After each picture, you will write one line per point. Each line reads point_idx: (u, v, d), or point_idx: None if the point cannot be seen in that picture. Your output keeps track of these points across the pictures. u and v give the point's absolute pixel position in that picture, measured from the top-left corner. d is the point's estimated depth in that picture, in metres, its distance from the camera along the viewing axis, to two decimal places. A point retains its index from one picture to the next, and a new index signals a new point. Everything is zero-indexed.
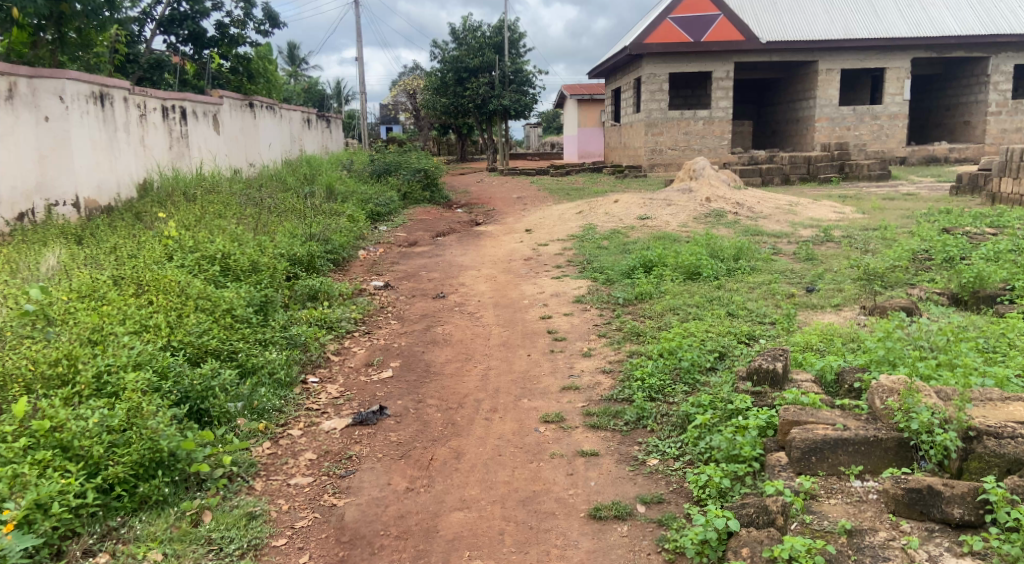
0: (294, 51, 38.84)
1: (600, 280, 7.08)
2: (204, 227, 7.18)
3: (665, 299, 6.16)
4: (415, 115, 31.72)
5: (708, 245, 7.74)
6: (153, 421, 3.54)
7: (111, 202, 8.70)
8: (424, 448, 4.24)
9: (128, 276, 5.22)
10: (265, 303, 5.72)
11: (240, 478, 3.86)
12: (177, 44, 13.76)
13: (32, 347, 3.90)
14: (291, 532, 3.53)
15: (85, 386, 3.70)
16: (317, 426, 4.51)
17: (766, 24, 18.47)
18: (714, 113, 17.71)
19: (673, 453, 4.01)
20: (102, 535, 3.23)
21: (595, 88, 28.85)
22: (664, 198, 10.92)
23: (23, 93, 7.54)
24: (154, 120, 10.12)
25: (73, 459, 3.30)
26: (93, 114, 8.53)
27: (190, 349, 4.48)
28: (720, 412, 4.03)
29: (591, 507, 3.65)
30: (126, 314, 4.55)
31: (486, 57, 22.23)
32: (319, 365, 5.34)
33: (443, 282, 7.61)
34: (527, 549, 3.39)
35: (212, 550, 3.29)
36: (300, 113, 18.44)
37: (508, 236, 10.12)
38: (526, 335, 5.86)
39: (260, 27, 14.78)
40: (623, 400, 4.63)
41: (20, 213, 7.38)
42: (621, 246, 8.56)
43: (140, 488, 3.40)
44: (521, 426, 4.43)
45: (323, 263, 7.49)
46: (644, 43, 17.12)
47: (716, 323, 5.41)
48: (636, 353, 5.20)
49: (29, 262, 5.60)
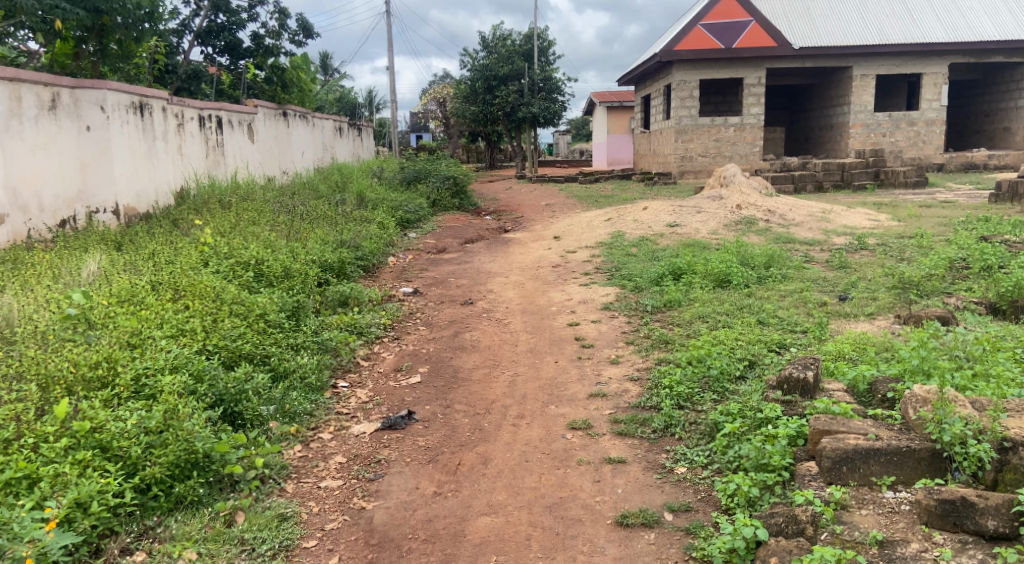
0: (327, 61, 39.27)
1: (628, 287, 7.07)
2: (239, 235, 7.31)
3: (694, 307, 6.13)
4: (445, 123, 31.96)
5: (739, 252, 7.68)
6: (189, 423, 3.62)
7: (149, 209, 8.92)
8: (452, 453, 4.28)
9: (166, 281, 5.34)
10: (297, 309, 5.81)
11: (273, 480, 3.93)
12: (214, 56, 14.05)
13: (73, 350, 3.99)
14: (321, 534, 3.58)
15: (125, 388, 3.79)
16: (347, 429, 4.58)
17: (799, 29, 18.31)
18: (745, 119, 17.61)
19: (701, 461, 3.98)
20: (138, 534, 3.31)
21: (625, 96, 28.83)
22: (694, 206, 10.87)
23: (65, 103, 7.73)
24: (191, 130, 10.35)
25: (112, 459, 3.38)
26: (133, 123, 8.75)
27: (225, 353, 4.59)
28: (749, 421, 4.02)
29: (618, 514, 3.65)
30: (164, 318, 4.65)
31: (515, 65, 22.34)
32: (349, 370, 5.42)
33: (471, 289, 7.65)
34: (554, 555, 3.40)
35: (245, 550, 3.36)
36: (332, 122, 18.72)
37: (537, 244, 10.14)
38: (553, 342, 5.88)
39: (295, 38, 15.03)
40: (651, 408, 4.62)
41: (62, 220, 7.57)
42: (650, 253, 8.52)
43: (175, 489, 3.48)
44: (548, 432, 4.45)
45: (353, 270, 7.57)
46: (674, 50, 17.04)
47: (746, 332, 5.37)
48: (664, 361, 5.18)
49: (71, 267, 5.72)
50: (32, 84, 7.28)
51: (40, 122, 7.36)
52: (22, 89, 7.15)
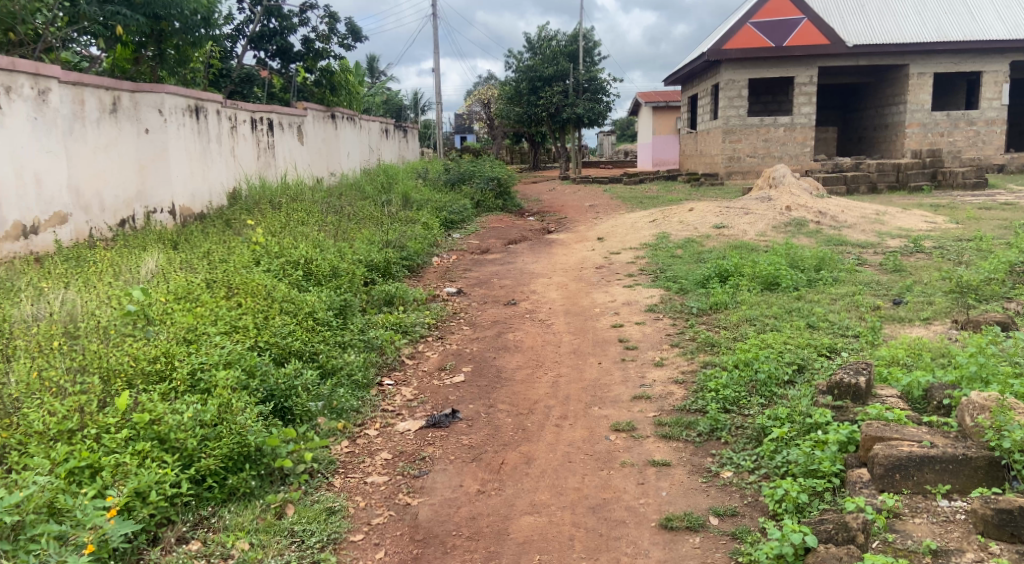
0: (373, 63, 39.67)
1: (673, 289, 7.02)
2: (289, 234, 7.48)
3: (741, 310, 6.06)
4: (489, 124, 32.06)
5: (788, 255, 7.56)
6: (242, 417, 3.73)
7: (202, 209, 9.19)
8: (495, 452, 4.31)
9: (220, 279, 5.50)
10: (345, 307, 5.92)
11: (321, 474, 4.02)
12: (266, 60, 14.34)
13: (132, 344, 4.12)
14: (368, 528, 3.64)
15: (182, 382, 3.90)
16: (392, 426, 4.65)
17: (853, 26, 17.90)
18: (796, 119, 17.29)
19: (747, 466, 3.93)
20: (194, 523, 3.41)
21: (671, 96, 28.54)
22: (742, 207, 10.71)
23: (126, 107, 7.98)
24: (243, 132, 10.61)
25: (169, 450, 3.47)
26: (189, 126, 9.02)
27: (276, 350, 4.71)
28: (798, 426, 3.97)
29: (662, 517, 3.64)
30: (218, 314, 4.78)
31: (560, 65, 22.30)
32: (394, 368, 5.50)
33: (514, 289, 7.67)
34: (597, 556, 3.41)
35: (295, 542, 3.44)
36: (378, 123, 18.99)
37: (581, 244, 10.12)
38: (597, 344, 5.87)
39: (343, 42, 15.27)
40: (697, 411, 4.58)
41: (121, 219, 7.83)
42: (695, 255, 8.43)
43: (229, 480, 3.58)
44: (591, 433, 4.45)
45: (398, 269, 7.66)
46: (723, 49, 16.83)
47: (795, 335, 5.29)
48: (710, 364, 5.13)
49: (131, 265, 5.92)
50: (94, 87, 7.53)
51: (101, 125, 7.62)
52: (85, 93, 7.39)
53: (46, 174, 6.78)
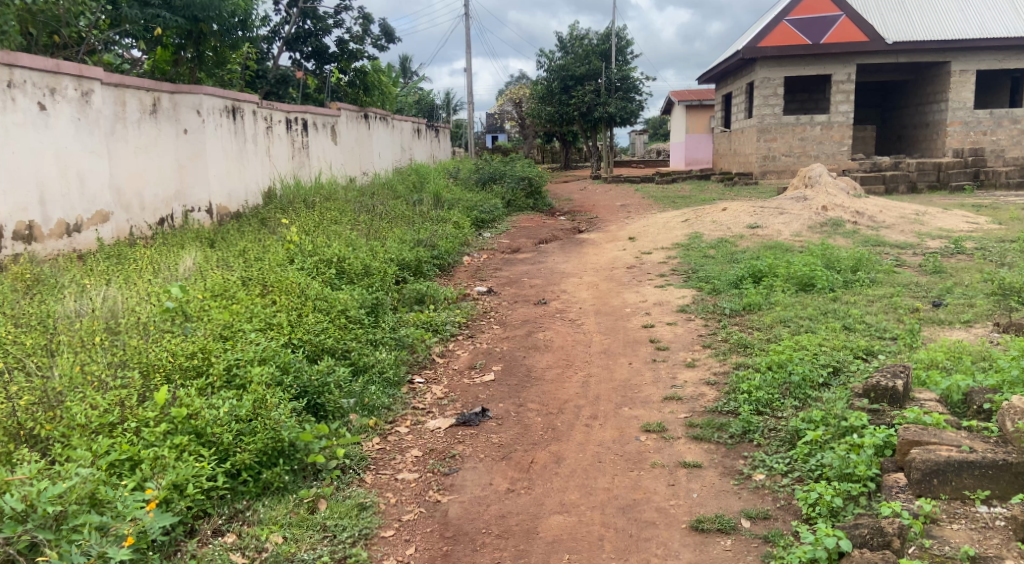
0: (406, 63, 39.94)
1: (705, 289, 6.96)
2: (322, 233, 7.59)
3: (775, 311, 5.98)
4: (520, 124, 32.08)
5: (824, 255, 7.45)
6: (276, 412, 3.79)
7: (239, 208, 9.36)
8: (524, 451, 4.32)
9: (255, 277, 5.59)
10: (376, 305, 5.98)
11: (353, 470, 4.07)
12: (301, 61, 14.53)
13: (171, 340, 4.20)
14: (398, 524, 3.68)
15: (218, 377, 3.97)
16: (423, 424, 4.69)
17: (892, 23, 17.56)
18: (833, 117, 17.00)
19: (780, 468, 3.89)
20: (229, 516, 3.47)
21: (704, 94, 28.29)
22: (776, 206, 10.57)
23: (165, 108, 8.16)
24: (279, 132, 10.77)
25: (206, 444, 3.53)
26: (226, 126, 9.18)
27: (309, 347, 4.78)
28: (832, 429, 3.92)
29: (693, 519, 3.61)
30: (253, 311, 4.87)
31: (593, 65, 22.22)
32: (425, 366, 5.54)
33: (545, 289, 7.68)
34: (627, 556, 3.40)
35: (326, 536, 3.49)
36: (410, 124, 19.10)
37: (611, 244, 10.08)
38: (628, 344, 5.84)
39: (377, 42, 15.40)
40: (729, 412, 4.54)
41: (161, 218, 8.01)
42: (728, 255, 8.35)
43: (263, 475, 3.64)
44: (622, 434, 4.44)
45: (429, 268, 7.71)
46: (758, 47, 16.65)
47: (831, 337, 5.21)
48: (743, 365, 5.08)
49: (169, 263, 6.05)
50: (135, 89, 7.70)
51: (141, 126, 7.79)
52: (126, 94, 7.56)
53: (90, 173, 6.95)
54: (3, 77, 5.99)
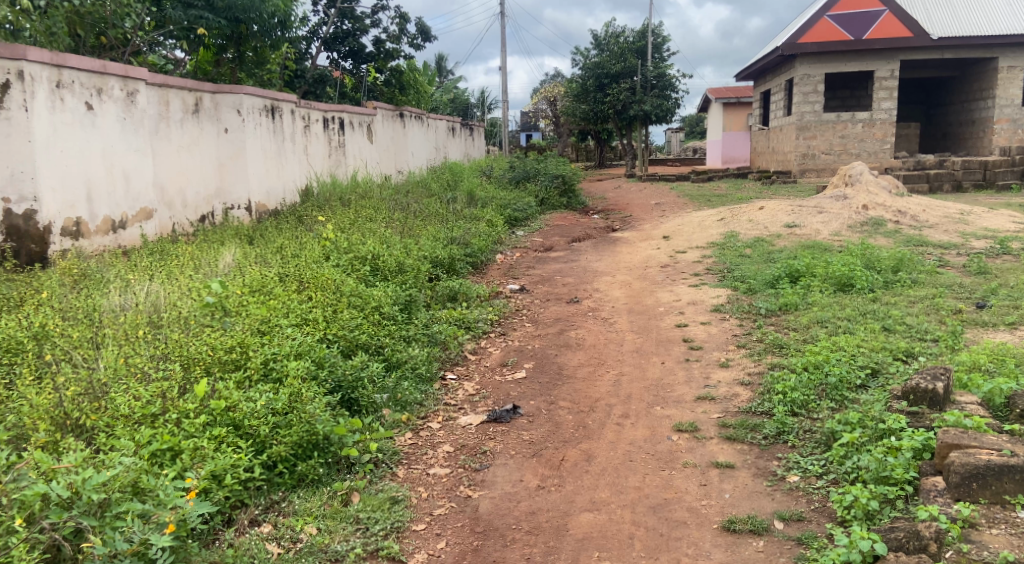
0: (442, 62, 40.12)
1: (741, 289, 6.90)
2: (357, 230, 7.69)
3: (812, 311, 5.91)
4: (555, 122, 32.02)
5: (864, 255, 7.33)
6: (311, 406, 3.86)
7: (277, 206, 9.52)
8: (555, 448, 4.34)
9: (292, 273, 5.70)
10: (410, 302, 6.04)
11: (385, 464, 4.13)
12: (338, 61, 14.72)
13: (211, 334, 4.29)
14: (430, 519, 3.73)
15: (256, 371, 4.07)
16: (454, 420, 4.73)
17: (938, 18, 17.15)
18: (875, 114, 16.67)
19: (815, 470, 3.85)
20: (265, 507, 3.56)
21: (742, 91, 27.96)
22: (815, 205, 10.43)
23: (207, 108, 8.33)
24: (316, 131, 10.92)
25: (244, 436, 3.62)
26: (265, 125, 9.35)
27: (343, 342, 4.85)
28: (869, 431, 3.87)
29: (725, 519, 3.60)
30: (289, 307, 4.96)
31: (628, 62, 22.09)
32: (457, 363, 5.58)
33: (577, 287, 7.69)
34: (657, 555, 3.40)
35: (359, 528, 3.55)
36: (445, 122, 19.21)
37: (645, 243, 10.04)
38: (660, 343, 5.82)
39: (413, 41, 15.52)
40: (763, 413, 4.51)
41: (202, 215, 8.20)
42: (765, 254, 8.26)
43: (298, 467, 3.72)
44: (653, 433, 4.43)
45: (462, 266, 7.76)
46: (797, 43, 16.42)
47: (869, 338, 5.13)
48: (778, 366, 5.03)
49: (210, 259, 6.19)
50: (178, 89, 7.88)
51: (184, 125, 7.97)
52: (170, 94, 7.74)
53: (134, 172, 7.14)
54: (53, 78, 6.17)
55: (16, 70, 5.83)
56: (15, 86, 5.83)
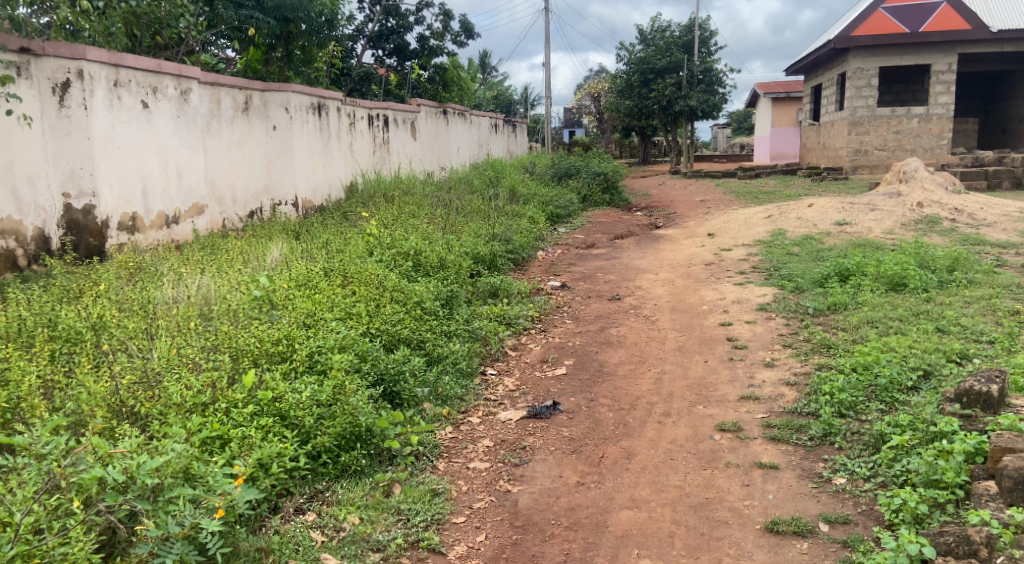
0: (486, 59, 40.20)
1: (788, 288, 6.79)
2: (400, 226, 7.78)
3: (862, 311, 5.78)
4: (599, 118, 31.84)
5: (917, 253, 7.14)
6: (354, 398, 3.94)
7: (323, 201, 9.69)
8: (595, 445, 4.33)
9: (337, 268, 5.80)
10: (451, 297, 6.10)
11: (426, 457, 4.18)
12: (383, 58, 14.88)
13: (259, 327, 4.39)
14: (469, 511, 3.76)
15: (301, 362, 4.16)
16: (494, 415, 4.76)
17: (998, 10, 16.58)
18: (931, 109, 16.19)
19: (863, 473, 3.77)
20: (310, 496, 3.64)
21: (792, 86, 27.44)
22: (867, 202, 10.19)
23: (256, 105, 8.52)
24: (361, 128, 11.07)
25: (289, 426, 3.70)
26: (313, 123, 9.52)
27: (386, 336, 4.92)
28: (920, 434, 3.78)
29: (768, 520, 3.55)
30: (334, 301, 5.05)
31: (674, 57, 21.83)
32: (497, 358, 5.61)
33: (619, 284, 7.65)
34: (698, 554, 3.37)
35: (400, 519, 3.61)
36: (488, 118, 19.26)
37: (689, 240, 9.95)
38: (704, 342, 5.76)
39: (457, 38, 15.59)
40: (809, 414, 4.44)
41: (251, 211, 8.40)
42: (814, 253, 8.12)
43: (341, 457, 3.80)
44: (695, 432, 4.39)
45: (504, 263, 7.80)
46: (850, 36, 16.03)
47: (922, 340, 5.00)
48: (826, 366, 4.93)
49: (258, 254, 6.34)
50: (229, 87, 8.06)
51: (235, 123, 8.17)
52: (221, 92, 7.93)
53: (187, 168, 7.34)
54: (110, 77, 6.38)
55: (76, 69, 6.05)
56: (75, 85, 6.05)
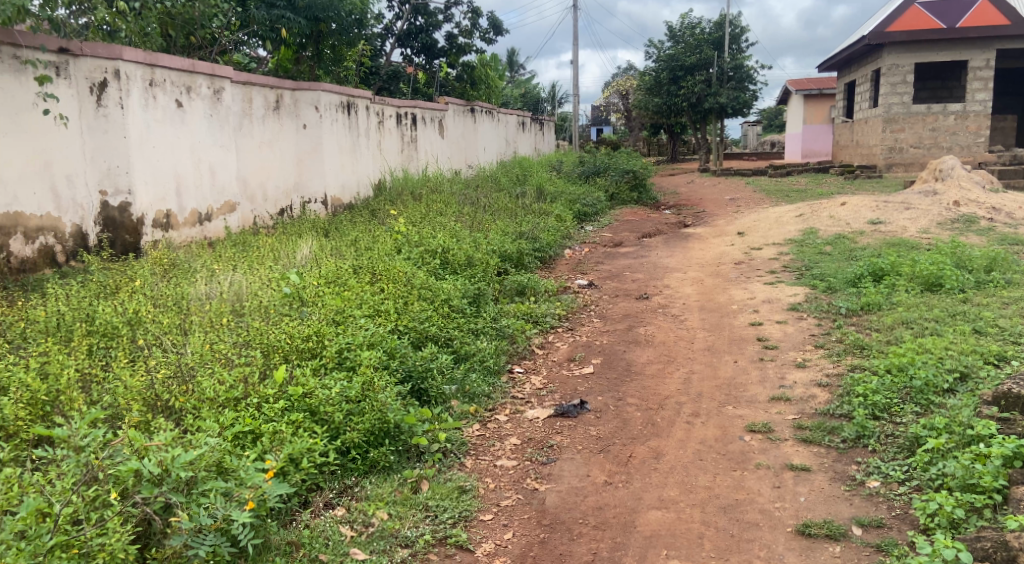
0: (514, 57, 40.16)
1: (819, 288, 6.69)
2: (428, 224, 7.81)
3: (897, 312, 5.69)
4: (627, 116, 31.68)
5: (954, 253, 7.00)
6: (383, 395, 3.96)
7: (352, 199, 9.76)
8: (623, 445, 4.31)
9: (366, 266, 5.84)
10: (478, 295, 6.10)
11: (454, 454, 4.19)
12: (411, 56, 14.94)
13: (289, 323, 4.44)
14: (497, 509, 3.77)
15: (331, 359, 4.19)
16: (522, 413, 4.76)
17: None
18: (968, 106, 15.87)
19: (897, 476, 3.71)
20: (339, 491, 3.66)
21: (824, 83, 27.05)
22: (902, 201, 10.02)
23: (287, 104, 8.61)
24: (389, 126, 11.14)
25: (319, 422, 3.73)
26: (342, 121, 9.59)
27: (414, 334, 4.94)
28: (956, 437, 3.71)
29: (799, 523, 3.51)
30: (363, 298, 5.09)
31: (704, 54, 21.62)
32: (524, 357, 5.61)
33: (647, 283, 7.61)
34: (728, 556, 3.34)
35: (428, 516, 3.62)
36: (515, 116, 19.28)
37: (719, 239, 9.86)
38: (733, 341, 5.71)
39: (485, 36, 15.61)
40: (842, 416, 4.37)
41: (282, 208, 8.49)
42: (846, 252, 8.00)
43: (370, 454, 3.82)
44: (725, 433, 4.35)
45: (531, 261, 7.79)
46: (885, 32, 15.76)
47: (959, 341, 4.90)
48: (859, 368, 4.86)
49: (288, 251, 6.41)
50: (261, 86, 8.16)
51: (266, 122, 8.26)
52: (253, 91, 8.03)
53: (219, 166, 7.43)
54: (146, 76, 6.48)
55: (113, 70, 6.16)
56: (111, 84, 6.16)
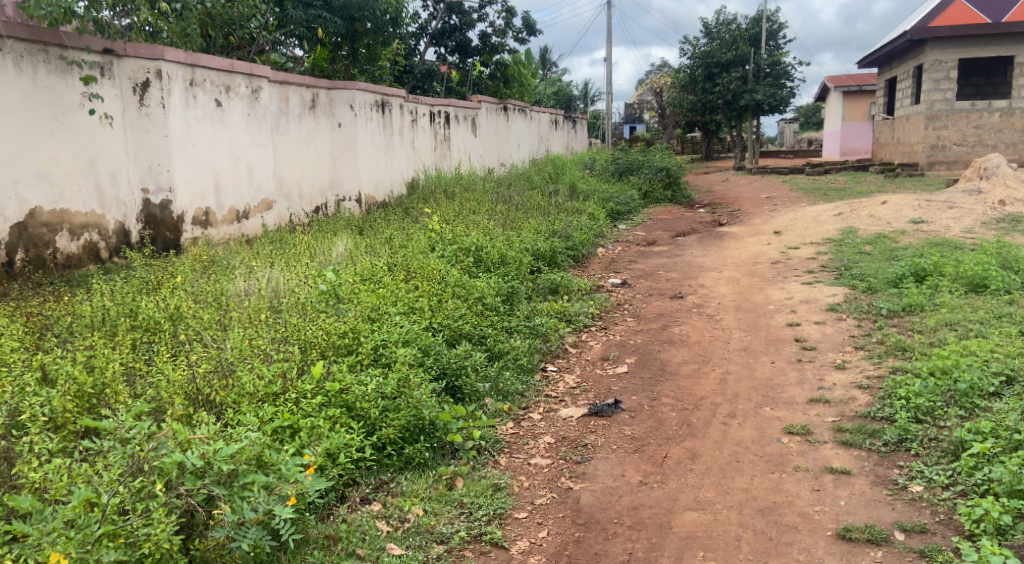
0: (546, 55, 40.01)
1: (859, 288, 6.58)
2: (461, 222, 7.83)
3: (940, 313, 5.57)
4: (660, 114, 31.38)
5: (1000, 253, 6.84)
6: (418, 392, 3.99)
7: (385, 197, 9.83)
8: (658, 445, 4.29)
9: (400, 263, 5.87)
10: (512, 293, 6.11)
11: (488, 452, 4.21)
12: (445, 55, 14.98)
13: (326, 319, 4.48)
14: (531, 507, 3.77)
15: (366, 356, 4.22)
16: (555, 412, 4.76)
17: None
18: (1014, 103, 15.51)
19: (941, 481, 3.64)
20: (375, 486, 3.70)
21: (863, 80, 26.56)
22: (944, 200, 9.81)
23: (323, 103, 8.70)
24: (423, 124, 11.19)
25: (355, 418, 3.77)
26: (376, 120, 9.66)
27: (447, 331, 4.97)
28: (1003, 442, 3.63)
29: (840, 526, 3.45)
30: (397, 296, 5.12)
31: (740, 50, 21.34)
32: (557, 356, 5.61)
33: (682, 282, 7.54)
34: (766, 559, 3.30)
35: (463, 512, 3.64)
36: (548, 115, 19.23)
37: (755, 238, 9.73)
38: (770, 342, 5.64)
39: (518, 35, 15.61)
40: (883, 419, 4.29)
41: (317, 206, 8.59)
42: (887, 251, 7.86)
43: (405, 450, 3.85)
44: (762, 435, 4.29)
45: (564, 259, 7.77)
46: (928, 27, 15.37)
47: (1004, 344, 4.78)
48: (901, 369, 4.77)
49: (324, 248, 6.48)
50: (297, 86, 8.26)
51: (302, 121, 8.36)
52: (289, 91, 8.13)
53: (257, 165, 7.54)
54: (186, 76, 6.60)
55: (155, 70, 6.28)
56: (154, 84, 6.28)
